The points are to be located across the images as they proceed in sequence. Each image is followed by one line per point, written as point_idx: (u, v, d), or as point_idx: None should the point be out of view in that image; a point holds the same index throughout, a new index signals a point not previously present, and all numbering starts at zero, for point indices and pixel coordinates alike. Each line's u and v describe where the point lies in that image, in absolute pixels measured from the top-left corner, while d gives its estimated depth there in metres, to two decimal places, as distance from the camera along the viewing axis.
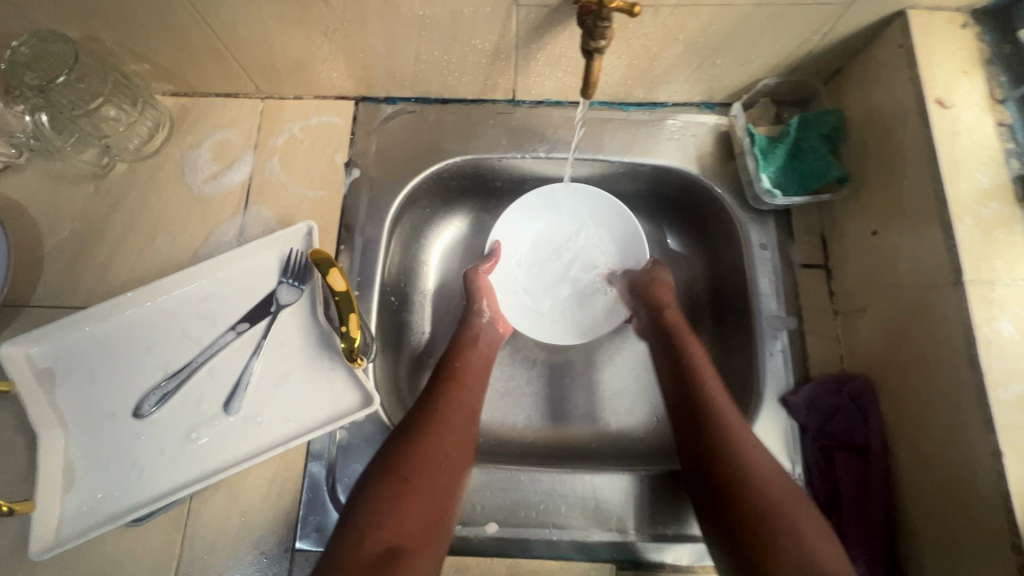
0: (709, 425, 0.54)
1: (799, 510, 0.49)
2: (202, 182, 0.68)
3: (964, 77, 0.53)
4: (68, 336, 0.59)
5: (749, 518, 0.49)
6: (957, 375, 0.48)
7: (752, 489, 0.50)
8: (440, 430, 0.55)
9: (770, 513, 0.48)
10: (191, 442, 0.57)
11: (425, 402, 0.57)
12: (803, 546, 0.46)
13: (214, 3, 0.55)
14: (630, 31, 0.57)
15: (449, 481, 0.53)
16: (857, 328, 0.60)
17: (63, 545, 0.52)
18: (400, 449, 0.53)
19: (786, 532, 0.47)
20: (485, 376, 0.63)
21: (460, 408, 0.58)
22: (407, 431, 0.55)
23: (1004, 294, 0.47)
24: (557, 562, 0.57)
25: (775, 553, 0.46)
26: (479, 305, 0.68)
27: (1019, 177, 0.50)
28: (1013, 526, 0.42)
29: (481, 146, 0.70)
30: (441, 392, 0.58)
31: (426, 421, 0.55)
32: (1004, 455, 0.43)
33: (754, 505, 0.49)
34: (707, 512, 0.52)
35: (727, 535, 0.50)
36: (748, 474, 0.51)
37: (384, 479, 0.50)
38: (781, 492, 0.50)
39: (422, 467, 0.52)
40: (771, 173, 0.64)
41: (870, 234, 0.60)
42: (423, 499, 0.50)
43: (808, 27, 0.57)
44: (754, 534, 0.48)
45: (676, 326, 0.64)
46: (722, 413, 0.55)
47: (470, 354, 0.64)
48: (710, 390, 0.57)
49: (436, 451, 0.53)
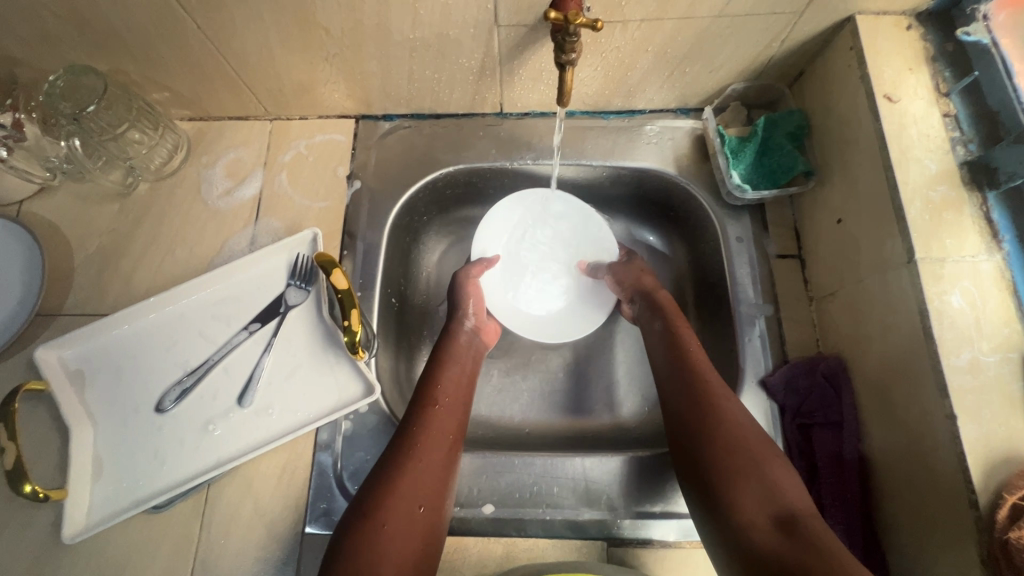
0: (692, 379, 0.58)
1: (769, 453, 0.52)
2: (217, 197, 0.74)
3: (909, 74, 0.58)
4: (97, 340, 0.64)
5: (721, 462, 0.52)
6: (915, 347, 0.51)
7: (727, 437, 0.53)
8: (419, 470, 0.54)
9: (743, 458, 0.51)
10: (208, 433, 0.62)
11: (404, 440, 0.56)
12: (770, 485, 0.49)
13: (228, 35, 0.62)
14: (603, 45, 0.62)
15: (430, 518, 0.53)
16: (829, 312, 0.64)
17: (92, 529, 0.56)
18: (379, 492, 0.52)
19: (755, 473, 0.50)
20: (464, 408, 0.63)
21: (441, 440, 0.57)
22: (385, 473, 0.54)
23: (954, 269, 0.51)
24: (552, 540, 0.60)
25: (744, 493, 0.50)
26: (463, 314, 0.70)
27: (965, 163, 0.54)
28: (968, 482, 0.45)
29: (472, 156, 0.75)
30: (421, 428, 0.58)
31: (404, 462, 0.54)
32: (958, 417, 0.47)
33: (728, 448, 0.52)
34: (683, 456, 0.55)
35: (698, 479, 0.53)
36: (725, 420, 0.54)
37: (364, 527, 0.50)
38: (754, 438, 0.53)
39: (401, 511, 0.51)
40: (741, 170, 0.69)
41: (835, 223, 0.64)
42: (404, 543, 0.50)
43: (766, 35, 0.62)
44: (724, 476, 0.51)
45: (664, 302, 0.67)
46: (703, 368, 0.59)
47: (451, 383, 0.63)
48: (693, 353, 0.60)
49: (416, 493, 0.53)
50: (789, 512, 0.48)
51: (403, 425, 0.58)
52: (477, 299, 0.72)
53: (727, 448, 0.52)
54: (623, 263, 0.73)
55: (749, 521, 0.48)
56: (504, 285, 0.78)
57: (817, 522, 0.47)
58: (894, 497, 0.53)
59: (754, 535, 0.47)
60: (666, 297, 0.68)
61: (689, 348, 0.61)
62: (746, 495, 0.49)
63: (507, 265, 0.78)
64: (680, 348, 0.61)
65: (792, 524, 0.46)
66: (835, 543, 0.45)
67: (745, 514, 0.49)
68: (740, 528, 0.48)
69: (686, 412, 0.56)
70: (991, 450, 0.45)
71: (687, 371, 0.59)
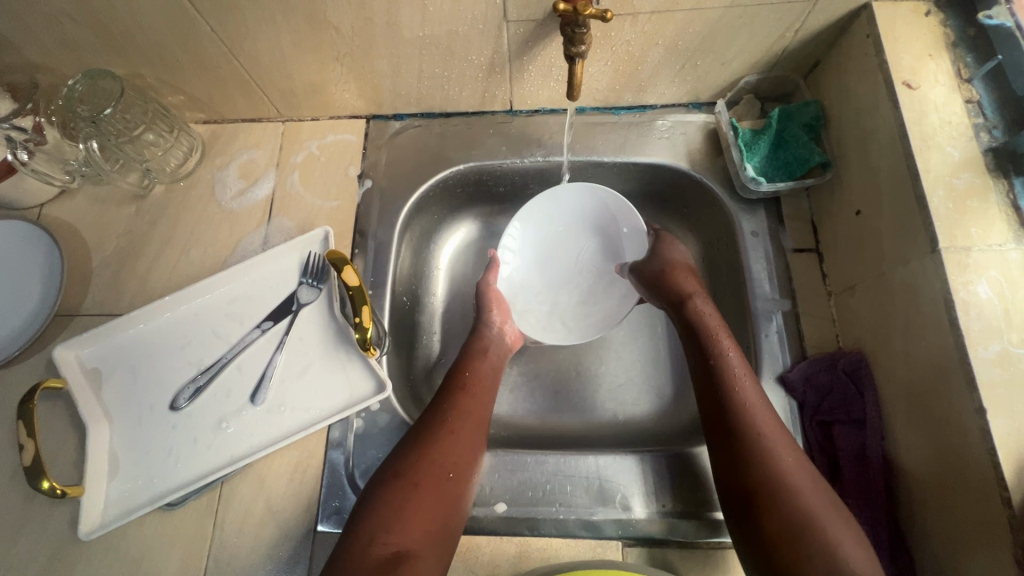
0: (742, 432, 0.54)
1: (835, 521, 0.48)
2: (230, 198, 0.75)
3: (929, 60, 0.57)
4: (113, 339, 0.65)
5: (778, 529, 0.49)
6: (942, 340, 0.49)
7: (792, 514, 0.49)
8: (450, 439, 0.56)
9: (807, 530, 0.48)
10: (221, 431, 0.62)
11: (436, 411, 0.59)
12: (835, 555, 0.47)
13: (241, 37, 0.62)
14: (613, 38, 0.62)
15: (456, 489, 0.54)
16: (849, 307, 0.62)
17: (108, 526, 0.57)
18: (411, 454, 0.54)
19: (817, 542, 0.47)
20: (495, 389, 0.64)
21: (469, 415, 0.59)
22: (416, 439, 0.56)
23: (980, 259, 0.49)
24: (567, 542, 0.59)
25: (804, 561, 0.47)
26: (489, 313, 0.70)
27: (989, 149, 0.53)
28: (1000, 479, 0.43)
29: (483, 153, 0.75)
30: (452, 404, 0.59)
31: (434, 431, 0.56)
32: (987, 411, 0.45)
33: (788, 515, 0.49)
34: (736, 520, 0.52)
35: (752, 538, 0.50)
36: (783, 483, 0.50)
37: (393, 486, 0.52)
38: (816, 504, 0.49)
39: (430, 474, 0.53)
40: (755, 163, 0.68)
41: (853, 214, 0.62)
42: (431, 505, 0.52)
43: (780, 25, 0.61)
44: (787, 547, 0.48)
45: (710, 326, 0.62)
46: (751, 413, 0.55)
47: (481, 363, 0.65)
48: (742, 394, 0.56)
49: (446, 460, 0.54)
50: None
51: (436, 398, 0.61)
52: (500, 303, 0.72)
53: (784, 513, 0.49)
54: (650, 259, 0.70)
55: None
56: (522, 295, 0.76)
57: None
58: (921, 494, 0.52)
59: None
60: (695, 309, 0.64)
61: (737, 388, 0.56)
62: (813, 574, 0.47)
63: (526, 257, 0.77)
64: (726, 387, 0.57)
65: None
66: None
67: None
68: None
69: (738, 470, 0.53)
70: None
71: (735, 419, 0.55)
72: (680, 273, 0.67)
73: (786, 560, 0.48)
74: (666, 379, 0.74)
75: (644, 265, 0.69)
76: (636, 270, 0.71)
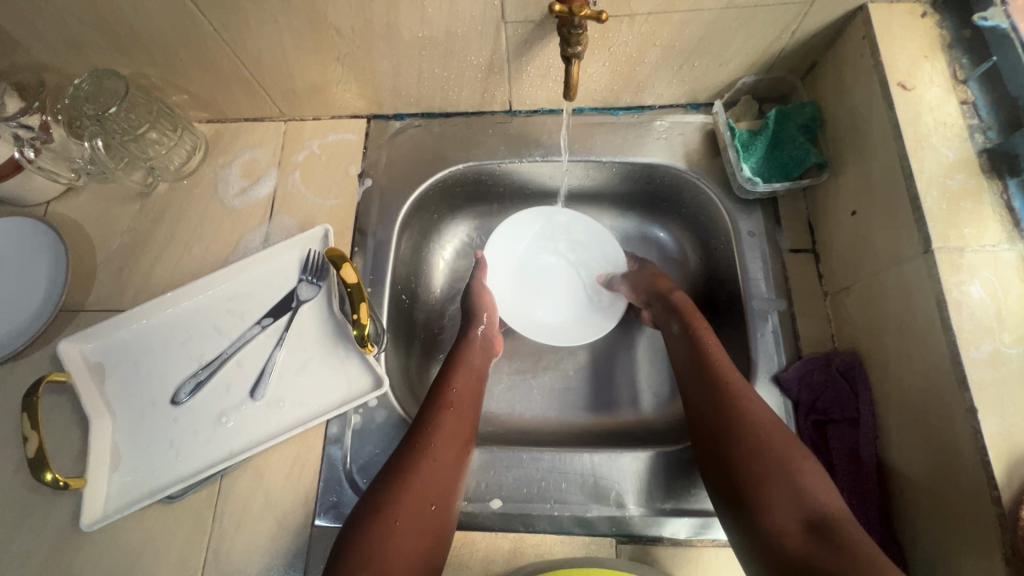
0: (712, 377, 0.57)
1: (799, 454, 0.50)
2: (232, 196, 0.76)
3: (925, 62, 0.57)
4: (116, 335, 0.66)
5: (746, 471, 0.50)
6: (934, 339, 0.49)
7: (758, 445, 0.51)
8: (430, 468, 0.55)
9: (772, 461, 0.50)
10: (221, 426, 0.63)
11: (415, 439, 0.57)
12: (797, 482, 0.48)
13: (243, 37, 0.63)
14: (610, 40, 0.62)
15: (440, 519, 0.53)
16: (844, 307, 0.63)
17: (110, 518, 0.58)
18: (394, 485, 0.53)
19: (783, 476, 0.49)
20: (477, 406, 0.64)
21: (452, 439, 0.58)
22: (396, 470, 0.55)
23: (973, 259, 0.49)
24: (561, 537, 0.60)
25: (769, 493, 0.49)
26: (479, 318, 0.71)
27: (984, 150, 0.53)
28: (991, 479, 0.43)
29: (482, 153, 0.76)
30: (434, 427, 0.58)
31: (418, 459, 0.55)
32: (979, 410, 0.45)
33: (754, 447, 0.51)
34: (707, 458, 0.54)
35: (725, 484, 0.52)
36: (750, 420, 0.53)
37: (375, 523, 0.50)
38: (781, 438, 0.51)
39: (414, 505, 0.52)
40: (752, 163, 0.68)
41: (849, 215, 0.62)
42: (414, 538, 0.51)
43: (776, 26, 0.61)
44: (751, 475, 0.50)
45: (687, 308, 0.65)
46: (721, 362, 0.58)
47: (461, 380, 0.65)
48: (714, 354, 0.59)
49: (428, 491, 0.54)
50: (821, 516, 0.46)
51: (416, 423, 0.60)
52: (490, 308, 0.73)
53: (752, 455, 0.51)
54: (637, 271, 0.73)
55: (779, 527, 0.47)
56: (516, 297, 0.79)
57: (851, 526, 0.46)
58: (912, 500, 0.52)
59: (786, 539, 0.46)
60: (679, 295, 0.67)
61: (709, 349, 0.60)
62: (775, 499, 0.48)
63: (523, 264, 0.80)
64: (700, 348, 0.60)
65: (824, 527, 0.45)
66: (869, 550, 0.43)
67: (776, 518, 0.47)
68: (770, 534, 0.47)
69: (709, 412, 0.55)
70: (1015, 445, 0.44)
71: (707, 367, 0.58)
72: (663, 278, 0.70)
73: (751, 488, 0.50)
74: (664, 378, 0.75)
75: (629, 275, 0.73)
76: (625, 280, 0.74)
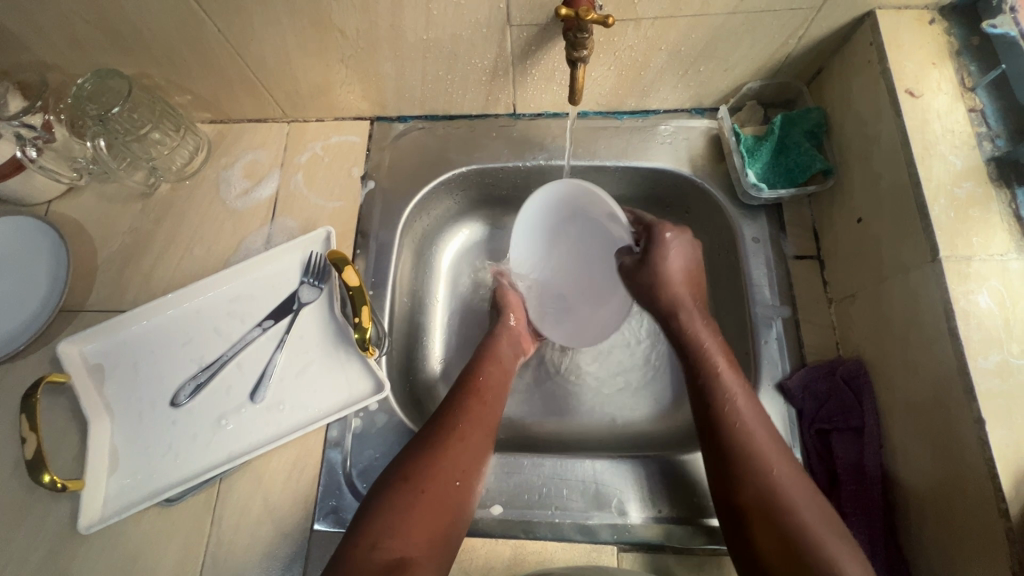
0: (734, 444, 0.54)
1: (831, 534, 0.48)
2: (234, 197, 0.76)
3: (933, 69, 0.57)
4: (116, 336, 0.66)
5: (766, 532, 0.49)
6: (941, 348, 0.49)
7: (787, 526, 0.49)
8: (459, 445, 0.56)
9: (803, 544, 0.47)
10: (220, 428, 0.62)
11: (447, 416, 0.59)
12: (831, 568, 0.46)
13: (247, 37, 0.63)
14: (616, 44, 0.62)
15: (460, 499, 0.54)
16: (849, 315, 0.62)
17: (107, 520, 0.58)
18: (419, 460, 0.55)
19: (816, 561, 0.46)
20: (506, 392, 0.65)
21: (479, 422, 0.59)
22: (424, 444, 0.56)
23: (980, 268, 0.49)
24: (562, 545, 0.59)
25: None
26: (507, 316, 0.73)
27: (992, 158, 0.53)
28: (998, 491, 0.43)
29: (485, 156, 0.75)
30: (462, 410, 0.60)
31: (445, 437, 0.57)
32: (986, 422, 0.45)
33: (782, 528, 0.49)
34: (731, 532, 0.52)
35: (750, 561, 0.50)
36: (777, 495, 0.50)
37: (400, 489, 0.52)
38: (811, 516, 0.49)
39: (437, 482, 0.54)
40: (757, 169, 0.68)
41: (855, 222, 0.62)
42: (436, 511, 0.52)
43: (782, 32, 0.61)
44: (780, 560, 0.48)
45: (696, 335, 0.62)
46: (743, 426, 0.54)
47: (495, 365, 0.67)
48: (733, 408, 0.56)
49: (454, 467, 0.55)
50: None
51: (446, 401, 0.61)
52: (516, 307, 0.74)
53: (771, 516, 0.50)
54: (643, 265, 0.66)
55: None
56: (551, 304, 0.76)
57: None
58: (918, 509, 0.51)
59: None
60: (687, 320, 0.64)
61: (727, 402, 0.56)
62: None
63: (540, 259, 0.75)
64: (720, 404, 0.56)
65: None
66: None
67: None
68: None
69: (733, 484, 0.52)
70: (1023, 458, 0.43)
71: (728, 431, 0.55)
72: (672, 283, 0.65)
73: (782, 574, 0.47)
74: (666, 384, 0.74)
75: (636, 275, 0.67)
76: (625, 276, 0.69)
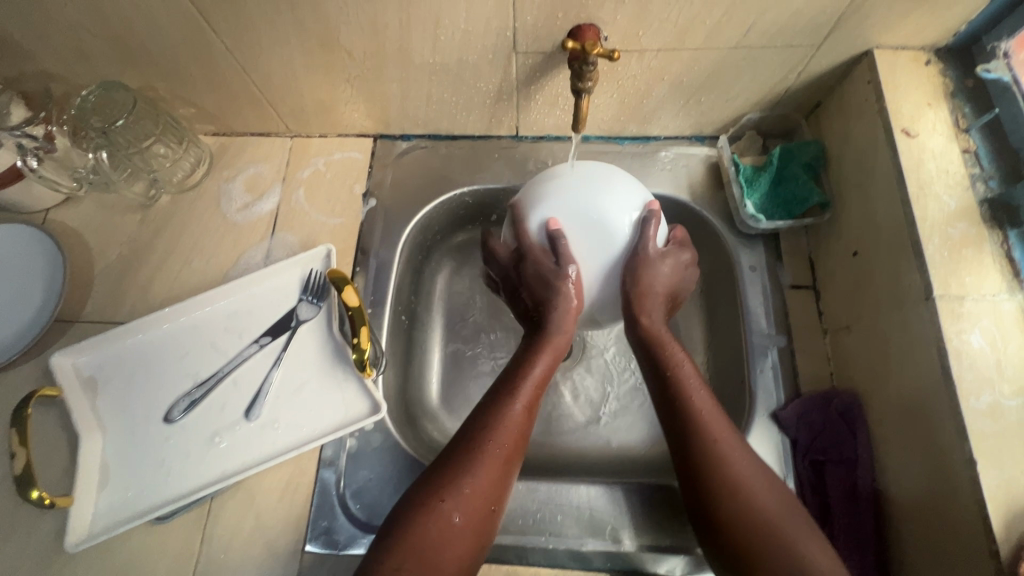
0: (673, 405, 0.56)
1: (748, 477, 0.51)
2: (235, 210, 0.75)
3: (928, 109, 0.58)
4: (112, 348, 0.65)
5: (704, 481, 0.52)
6: (934, 385, 0.50)
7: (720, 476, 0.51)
8: (491, 468, 0.52)
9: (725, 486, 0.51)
10: (214, 446, 0.62)
11: (485, 429, 0.54)
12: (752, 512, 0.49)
13: (255, 55, 0.64)
14: (620, 73, 0.63)
15: (489, 523, 0.51)
16: (844, 347, 0.63)
17: (95, 538, 0.57)
18: (451, 483, 0.51)
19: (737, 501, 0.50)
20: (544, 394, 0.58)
21: (515, 436, 0.54)
22: (456, 465, 0.52)
23: (973, 307, 0.50)
24: (554, 570, 0.59)
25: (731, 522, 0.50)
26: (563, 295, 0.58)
27: (985, 200, 0.54)
28: (989, 531, 0.44)
29: (488, 177, 0.76)
30: (498, 421, 0.54)
31: (478, 460, 0.52)
32: (978, 461, 0.45)
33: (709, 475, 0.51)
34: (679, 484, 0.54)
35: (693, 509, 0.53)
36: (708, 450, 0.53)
37: (429, 518, 0.49)
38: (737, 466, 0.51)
39: (472, 510, 0.50)
40: (755, 199, 0.69)
41: (850, 255, 0.63)
42: (466, 541, 0.49)
43: (783, 67, 0.62)
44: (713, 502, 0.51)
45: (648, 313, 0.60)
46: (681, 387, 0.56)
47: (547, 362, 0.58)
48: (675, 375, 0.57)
49: (490, 493, 0.51)
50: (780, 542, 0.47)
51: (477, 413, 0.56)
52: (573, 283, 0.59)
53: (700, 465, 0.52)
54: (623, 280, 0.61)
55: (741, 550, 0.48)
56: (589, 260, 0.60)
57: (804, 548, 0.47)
58: (909, 542, 0.52)
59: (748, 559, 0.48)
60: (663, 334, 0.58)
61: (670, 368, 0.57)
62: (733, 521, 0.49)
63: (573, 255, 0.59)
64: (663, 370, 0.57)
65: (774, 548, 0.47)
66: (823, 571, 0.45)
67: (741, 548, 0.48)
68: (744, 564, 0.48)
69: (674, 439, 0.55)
70: (1012, 497, 0.44)
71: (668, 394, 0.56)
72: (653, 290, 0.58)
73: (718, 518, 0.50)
74: None
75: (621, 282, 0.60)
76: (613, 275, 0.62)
